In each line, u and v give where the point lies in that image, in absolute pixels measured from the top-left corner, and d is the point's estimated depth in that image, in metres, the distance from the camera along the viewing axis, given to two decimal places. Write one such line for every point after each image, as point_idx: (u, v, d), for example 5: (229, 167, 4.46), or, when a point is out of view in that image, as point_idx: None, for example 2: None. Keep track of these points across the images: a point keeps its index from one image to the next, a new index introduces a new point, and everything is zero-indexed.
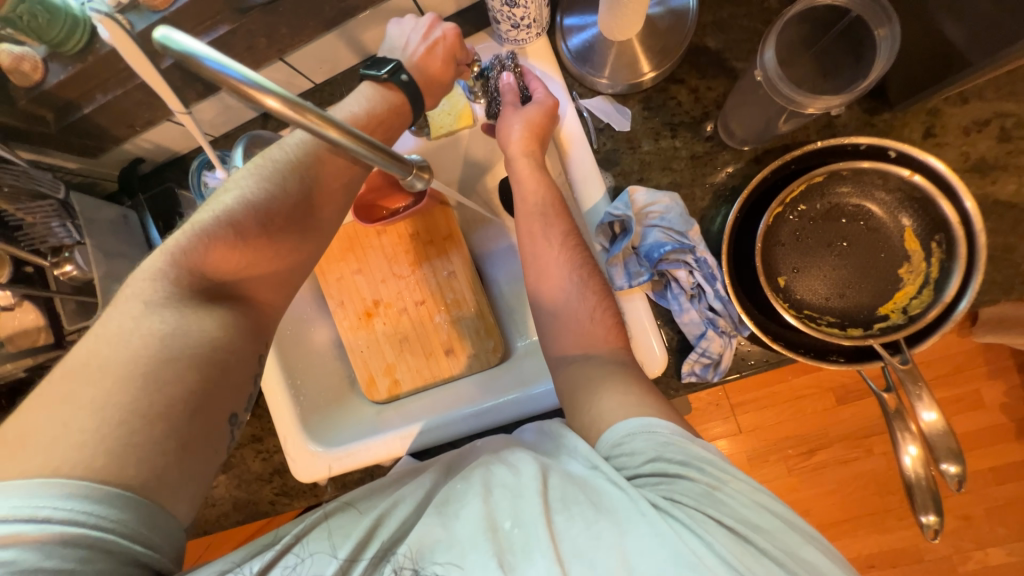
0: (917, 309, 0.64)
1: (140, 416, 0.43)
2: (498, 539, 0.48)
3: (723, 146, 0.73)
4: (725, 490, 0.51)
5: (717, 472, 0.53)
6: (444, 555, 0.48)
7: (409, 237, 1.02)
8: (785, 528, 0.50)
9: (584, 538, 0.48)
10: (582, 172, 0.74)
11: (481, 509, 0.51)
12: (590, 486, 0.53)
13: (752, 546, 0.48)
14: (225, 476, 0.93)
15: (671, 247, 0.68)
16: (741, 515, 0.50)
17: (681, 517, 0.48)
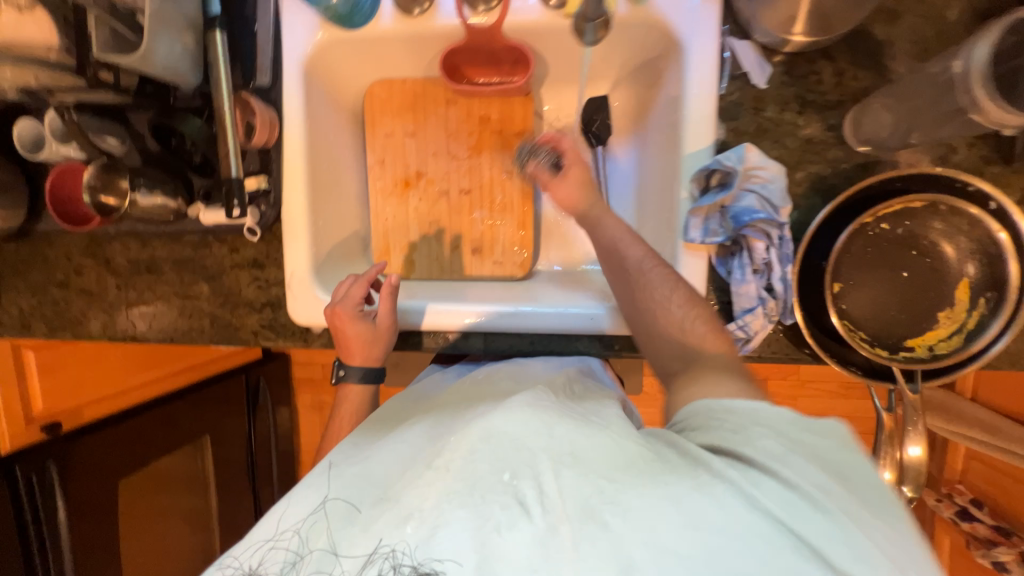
0: (942, 351, 0.69)
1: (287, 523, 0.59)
2: (501, 498, 0.49)
3: (841, 141, 0.71)
4: (782, 453, 0.48)
5: (773, 432, 0.49)
6: (438, 518, 0.50)
7: (477, 119, 0.94)
8: (850, 494, 0.46)
9: (587, 496, 0.48)
10: (699, 114, 0.72)
11: (476, 459, 0.52)
12: (593, 443, 0.51)
13: (804, 508, 0.45)
14: (212, 289, 0.87)
15: (763, 216, 0.67)
16: (798, 474, 0.46)
17: (723, 478, 0.46)
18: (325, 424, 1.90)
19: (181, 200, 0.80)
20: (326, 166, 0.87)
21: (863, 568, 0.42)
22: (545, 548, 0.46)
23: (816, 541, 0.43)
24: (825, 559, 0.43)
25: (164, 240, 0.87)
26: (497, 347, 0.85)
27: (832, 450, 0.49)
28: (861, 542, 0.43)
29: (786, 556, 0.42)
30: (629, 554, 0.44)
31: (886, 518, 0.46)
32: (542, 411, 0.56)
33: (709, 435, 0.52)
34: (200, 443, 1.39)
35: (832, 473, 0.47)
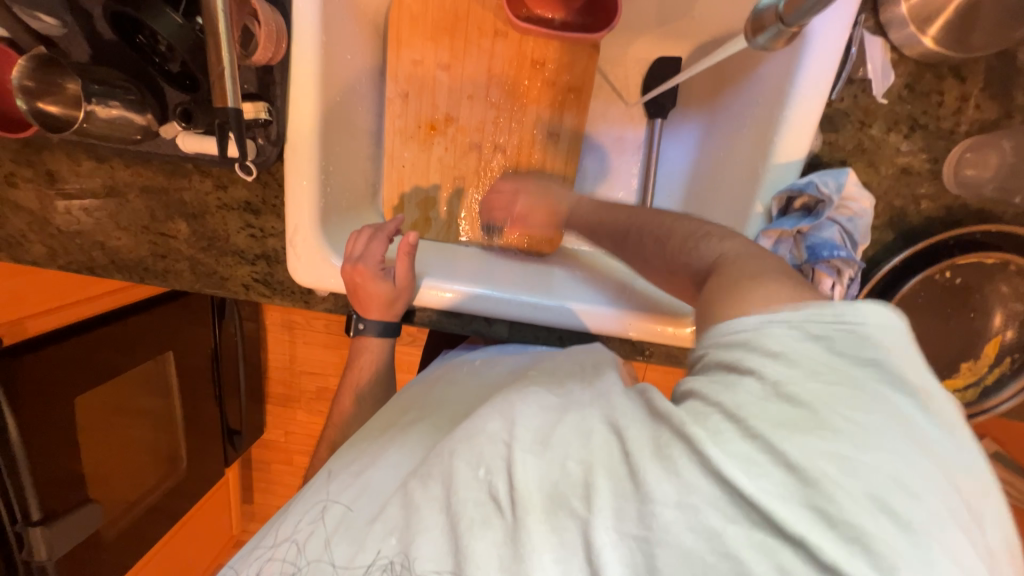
0: (956, 400, 0.72)
1: (305, 531, 0.57)
2: (473, 496, 0.45)
3: (937, 177, 0.65)
4: (763, 402, 0.37)
5: (773, 362, 0.38)
6: (414, 526, 0.48)
7: (528, 62, 0.79)
8: (862, 447, 0.34)
9: (552, 480, 0.43)
10: (802, 117, 0.62)
11: (462, 465, 0.47)
12: (563, 428, 0.46)
13: (770, 471, 0.35)
14: (193, 230, 0.73)
15: (845, 253, 0.61)
16: (772, 426, 0.36)
17: (682, 440, 0.38)
18: (295, 344, 1.65)
19: (151, 116, 0.63)
20: (341, 97, 0.70)
21: (844, 544, 0.32)
22: (517, 553, 0.41)
23: (783, 509, 0.34)
24: (789, 530, 0.33)
25: (128, 161, 0.71)
26: (522, 335, 0.79)
27: (849, 380, 0.36)
28: (846, 518, 0.32)
29: (740, 527, 0.35)
30: (595, 542, 0.38)
31: (905, 474, 0.33)
32: (527, 404, 0.50)
33: (701, 377, 0.42)
34: (162, 357, 1.25)
35: (833, 413, 0.35)
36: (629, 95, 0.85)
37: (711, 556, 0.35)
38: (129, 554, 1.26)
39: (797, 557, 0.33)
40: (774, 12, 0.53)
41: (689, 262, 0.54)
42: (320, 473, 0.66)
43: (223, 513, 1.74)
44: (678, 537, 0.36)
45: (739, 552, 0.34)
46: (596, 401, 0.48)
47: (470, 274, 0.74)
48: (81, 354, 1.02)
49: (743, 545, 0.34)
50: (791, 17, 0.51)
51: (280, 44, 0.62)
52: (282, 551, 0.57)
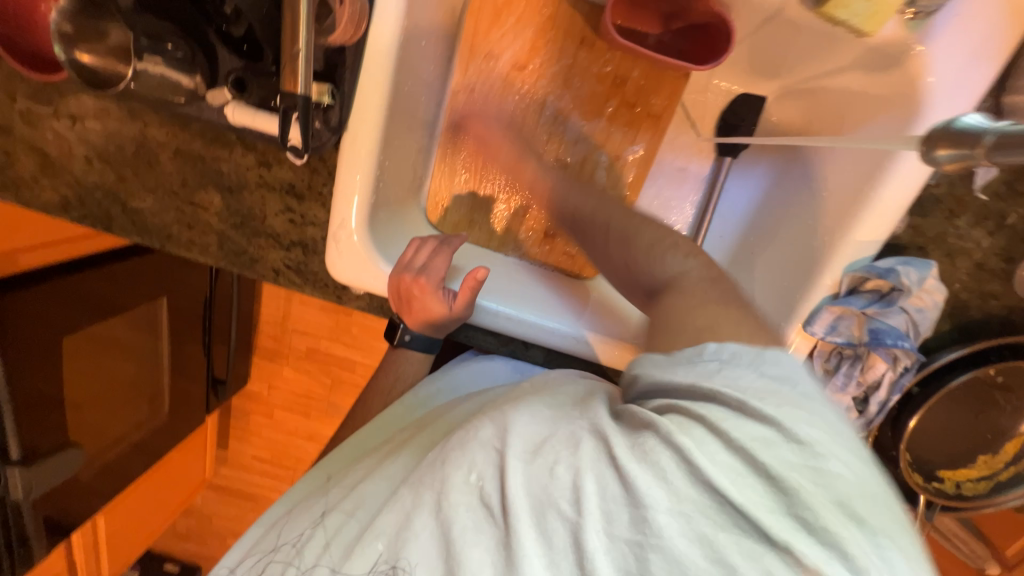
0: (967, 490, 0.73)
1: (304, 537, 0.56)
2: (466, 502, 0.44)
3: (1011, 278, 0.64)
4: (737, 420, 0.39)
5: (737, 401, 0.40)
6: (407, 530, 0.46)
7: (610, 78, 0.74)
8: (828, 458, 0.37)
9: (542, 487, 0.41)
10: (896, 197, 0.59)
11: (455, 474, 0.46)
12: (555, 438, 0.43)
13: (754, 483, 0.36)
14: (227, 204, 0.68)
15: (908, 343, 0.60)
16: (750, 442, 0.37)
17: (668, 449, 0.39)
18: (291, 302, 1.59)
19: (199, 79, 0.56)
20: (409, 87, 0.64)
21: (818, 545, 0.35)
22: (507, 560, 0.41)
23: (771, 520, 0.35)
24: (779, 539, 0.35)
25: (164, 120, 0.64)
26: (558, 363, 0.75)
27: (794, 398, 0.40)
28: (825, 526, 0.35)
29: (732, 535, 0.36)
30: (587, 545, 0.38)
31: (855, 473, 0.37)
32: (519, 411, 0.47)
33: (666, 399, 0.43)
34: (155, 303, 1.18)
35: (796, 429, 0.38)
36: (703, 127, 0.81)
37: (703, 562, 0.36)
38: (106, 493, 1.23)
39: (784, 564, 0.35)
40: (979, 138, 0.36)
41: (645, 280, 0.56)
42: (318, 466, 0.67)
43: (201, 460, 1.71)
44: (671, 543, 0.36)
45: (731, 559, 0.36)
46: (587, 412, 0.46)
47: (501, 290, 0.71)
48: (72, 293, 0.96)
49: (735, 552, 0.36)
50: (1008, 152, 0.34)
51: (361, 25, 0.56)
52: (281, 556, 0.56)
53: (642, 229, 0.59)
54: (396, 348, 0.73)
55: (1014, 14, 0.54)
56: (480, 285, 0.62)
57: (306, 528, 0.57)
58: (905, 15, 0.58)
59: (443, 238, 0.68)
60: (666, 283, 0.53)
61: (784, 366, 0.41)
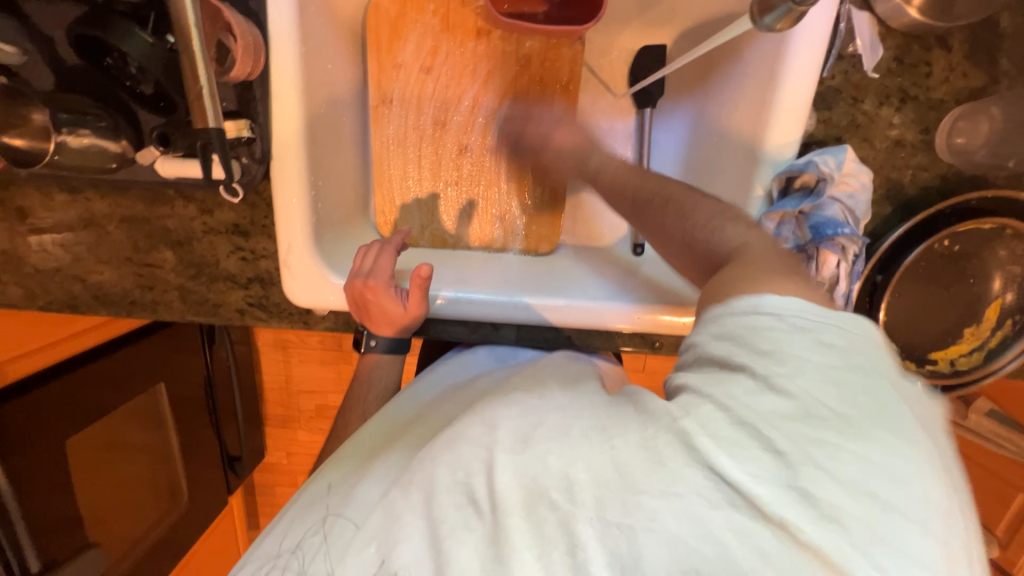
0: (962, 365, 0.72)
1: (304, 541, 0.53)
2: (453, 498, 0.43)
3: (930, 148, 0.65)
4: (756, 395, 0.37)
5: (772, 362, 0.38)
6: (396, 529, 0.45)
7: (515, 61, 0.78)
8: (850, 433, 0.35)
9: (534, 478, 0.40)
10: (794, 97, 0.62)
11: (445, 468, 0.44)
12: (544, 428, 0.43)
13: (756, 456, 0.36)
14: (180, 257, 0.70)
15: (849, 229, 0.62)
16: (766, 419, 0.36)
17: (670, 432, 0.38)
18: (289, 362, 1.59)
19: (126, 142, 0.60)
20: (325, 109, 0.68)
21: (818, 519, 0.34)
22: (497, 553, 0.39)
23: (764, 492, 0.35)
24: (770, 512, 0.34)
25: (105, 192, 0.68)
26: (531, 337, 0.76)
27: (843, 370, 0.37)
28: (819, 496, 0.34)
29: (725, 513, 0.35)
30: (577, 532, 0.38)
31: (880, 456, 0.35)
32: (508, 406, 0.46)
33: (692, 375, 0.42)
34: (155, 390, 1.15)
35: (820, 404, 0.36)
36: (616, 86, 0.85)
37: (693, 540, 0.35)
38: None
39: (772, 534, 0.34)
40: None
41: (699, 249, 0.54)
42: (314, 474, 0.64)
43: (233, 542, 1.67)
44: (664, 525, 0.36)
45: (721, 536, 0.35)
46: (575, 399, 0.45)
47: (461, 280, 0.72)
48: (69, 400, 0.93)
49: (725, 528, 0.35)
50: None
51: (259, 57, 0.60)
52: (282, 563, 0.53)
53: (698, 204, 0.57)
54: (369, 357, 0.74)
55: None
56: (428, 282, 0.64)
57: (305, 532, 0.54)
58: None
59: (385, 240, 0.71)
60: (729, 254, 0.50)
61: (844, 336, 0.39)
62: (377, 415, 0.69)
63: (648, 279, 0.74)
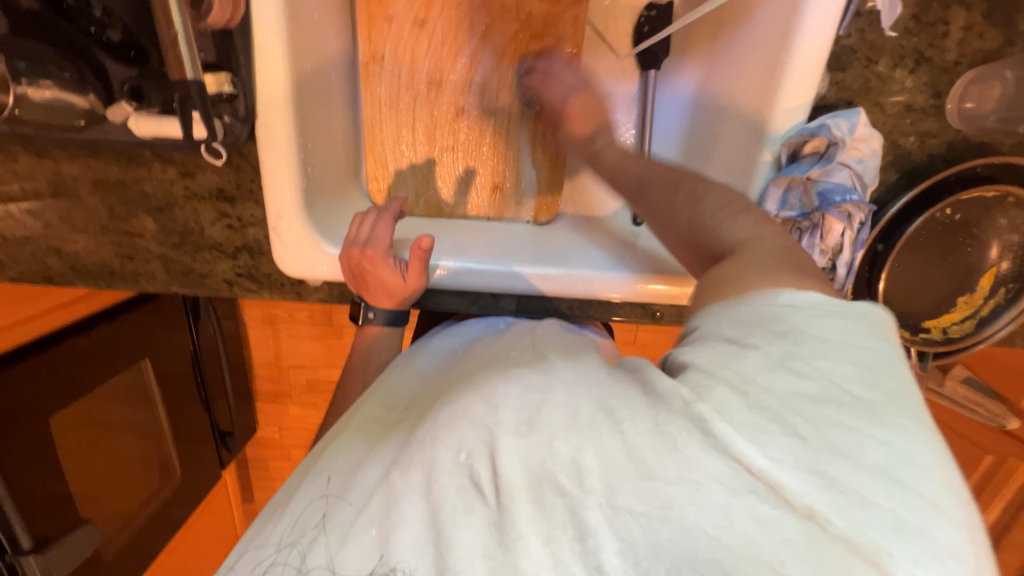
0: (955, 333, 0.73)
1: (305, 527, 0.51)
2: (456, 481, 0.42)
3: (941, 113, 0.64)
4: (774, 374, 0.36)
5: (792, 344, 0.38)
6: (396, 514, 0.44)
7: (515, 15, 0.74)
8: (873, 420, 0.35)
9: (540, 462, 0.39)
10: (808, 57, 0.59)
11: (447, 456, 0.43)
12: (550, 408, 0.41)
13: (778, 439, 0.34)
14: (161, 224, 0.66)
15: (857, 196, 0.61)
16: (790, 397, 0.35)
17: (684, 416, 0.36)
18: (277, 337, 1.56)
19: (94, 97, 0.56)
20: (312, 63, 0.64)
21: (843, 504, 0.32)
22: (503, 537, 0.37)
23: (790, 479, 0.33)
24: (799, 501, 0.32)
25: (73, 153, 0.63)
26: (531, 308, 0.75)
27: (864, 361, 0.37)
28: (848, 481, 0.33)
29: (747, 501, 0.33)
30: (587, 519, 0.35)
31: (902, 439, 0.34)
32: (508, 384, 0.46)
33: (696, 357, 0.40)
34: (139, 365, 1.12)
35: (841, 386, 0.36)
36: (620, 46, 0.80)
37: (712, 528, 0.32)
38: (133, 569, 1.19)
39: (798, 523, 0.32)
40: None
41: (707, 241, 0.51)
42: (312, 457, 0.62)
43: (228, 516, 1.68)
44: (681, 512, 0.33)
45: (744, 526, 0.32)
46: (576, 376, 0.44)
47: (461, 249, 0.70)
48: (48, 376, 0.89)
49: (749, 517, 0.32)
50: None
51: (238, 7, 0.55)
52: (284, 556, 0.50)
53: (710, 189, 0.54)
54: (365, 329, 0.72)
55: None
56: (429, 254, 0.61)
57: (309, 520, 0.52)
58: None
59: (382, 207, 0.68)
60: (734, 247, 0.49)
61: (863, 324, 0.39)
62: (370, 392, 0.66)
63: (650, 252, 0.72)
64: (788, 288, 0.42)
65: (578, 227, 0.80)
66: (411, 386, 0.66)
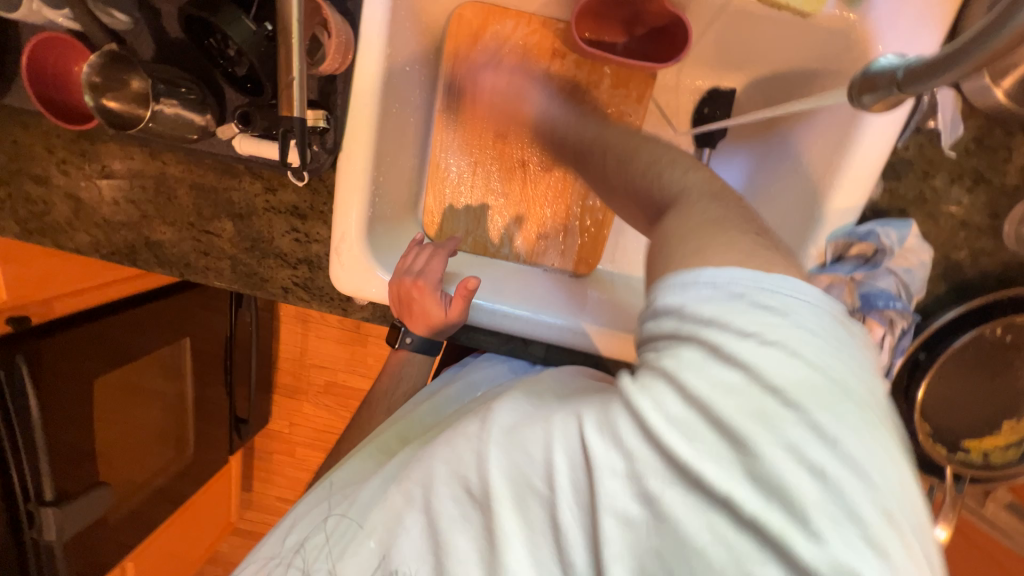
0: (996, 459, 0.69)
1: (311, 538, 0.57)
2: (451, 492, 0.44)
3: (996, 233, 0.64)
4: (704, 366, 0.34)
5: (717, 328, 0.34)
6: (398, 526, 0.47)
7: (585, 86, 0.79)
8: (789, 409, 0.31)
9: (519, 469, 0.40)
10: (866, 164, 0.61)
11: (440, 467, 0.46)
12: (531, 422, 0.43)
13: (707, 436, 0.33)
14: (239, 228, 0.73)
15: (900, 304, 0.61)
16: (714, 388, 0.33)
17: (626, 414, 0.36)
18: (307, 337, 1.63)
19: (209, 116, 0.63)
20: (396, 108, 0.71)
21: (765, 499, 0.31)
22: (493, 545, 0.40)
23: (708, 471, 0.32)
24: (726, 496, 0.32)
25: (180, 157, 0.71)
26: (557, 357, 0.77)
27: (792, 335, 0.33)
28: (763, 478, 0.31)
29: (682, 494, 0.33)
30: (560, 519, 0.38)
31: (822, 444, 0.31)
32: (501, 405, 0.47)
33: (658, 343, 0.38)
34: (179, 342, 1.19)
35: (772, 376, 0.32)
36: (680, 124, 0.84)
37: (655, 522, 0.34)
38: (129, 541, 1.21)
39: (728, 517, 0.32)
40: (893, 76, 0.44)
41: (652, 195, 0.50)
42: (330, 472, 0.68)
43: (225, 503, 1.71)
44: (626, 506, 0.35)
45: (679, 518, 0.33)
46: (563, 399, 0.46)
47: (498, 291, 0.73)
48: (97, 343, 0.95)
49: (682, 509, 0.33)
50: (918, 83, 0.41)
51: (347, 55, 0.63)
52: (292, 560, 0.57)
53: (640, 152, 0.56)
54: (400, 352, 0.77)
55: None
56: (472, 295, 0.66)
57: (314, 532, 0.58)
58: None
59: (437, 243, 0.73)
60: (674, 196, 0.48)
61: (791, 303, 0.34)
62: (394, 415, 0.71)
63: None
64: (716, 259, 0.37)
65: (611, 282, 0.84)
66: (430, 409, 0.70)
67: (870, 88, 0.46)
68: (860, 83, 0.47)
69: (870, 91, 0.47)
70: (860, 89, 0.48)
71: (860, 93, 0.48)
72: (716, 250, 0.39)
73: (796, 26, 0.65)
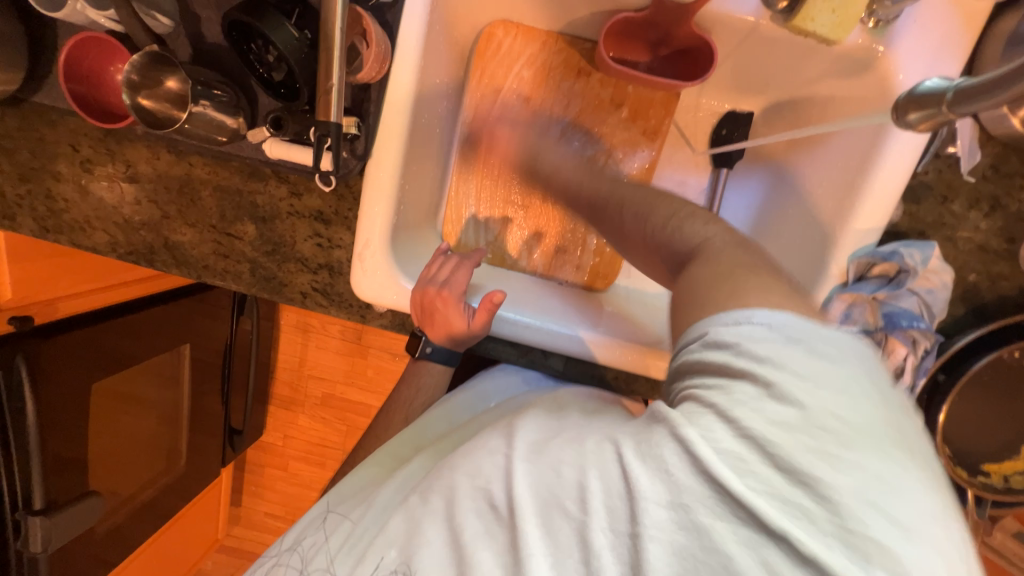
0: (1017, 483, 0.69)
1: (324, 546, 0.56)
2: (474, 505, 0.43)
3: (1014, 257, 0.65)
4: (757, 403, 0.35)
5: (773, 368, 0.35)
6: (417, 535, 0.45)
7: (607, 104, 0.82)
8: (847, 446, 0.33)
9: (547, 487, 0.40)
10: (888, 184, 0.62)
11: (466, 481, 0.44)
12: (561, 442, 0.43)
13: (759, 470, 0.34)
14: (261, 231, 0.73)
15: (922, 324, 0.62)
16: (769, 426, 0.34)
17: (671, 440, 0.36)
18: (308, 346, 1.60)
19: (241, 119, 0.64)
20: (426, 118, 0.72)
21: (823, 535, 0.32)
22: (516, 562, 0.39)
23: (765, 506, 0.33)
24: (775, 525, 0.33)
25: (207, 160, 0.71)
26: (577, 371, 0.76)
27: (836, 379, 0.34)
28: (817, 515, 0.32)
29: (731, 524, 0.34)
30: (591, 543, 0.37)
31: (872, 483, 0.32)
32: (527, 421, 0.47)
33: (701, 376, 0.38)
34: (179, 349, 1.16)
35: (825, 414, 0.34)
36: (698, 143, 0.86)
37: (702, 553, 0.34)
38: (112, 558, 1.15)
39: (783, 551, 0.33)
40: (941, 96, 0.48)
41: (674, 248, 0.50)
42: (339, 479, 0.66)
43: (214, 518, 1.66)
44: (672, 536, 0.35)
45: (727, 547, 0.34)
46: (594, 421, 0.45)
47: (520, 302, 0.73)
48: (97, 346, 0.93)
49: (732, 541, 0.34)
50: (963, 106, 0.46)
51: (383, 65, 0.64)
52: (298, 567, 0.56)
53: (657, 207, 0.56)
54: (418, 360, 0.76)
55: (964, 15, 0.60)
56: (497, 307, 0.65)
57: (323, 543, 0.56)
58: (867, 23, 0.62)
59: (464, 254, 0.73)
60: (695, 249, 0.48)
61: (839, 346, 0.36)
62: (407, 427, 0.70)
63: None
64: (757, 301, 0.39)
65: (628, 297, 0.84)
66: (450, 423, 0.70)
67: (918, 105, 0.51)
68: (909, 101, 0.52)
69: (917, 108, 0.51)
70: (906, 107, 0.52)
71: (906, 110, 0.52)
72: (753, 291, 0.40)
73: (818, 53, 0.67)
